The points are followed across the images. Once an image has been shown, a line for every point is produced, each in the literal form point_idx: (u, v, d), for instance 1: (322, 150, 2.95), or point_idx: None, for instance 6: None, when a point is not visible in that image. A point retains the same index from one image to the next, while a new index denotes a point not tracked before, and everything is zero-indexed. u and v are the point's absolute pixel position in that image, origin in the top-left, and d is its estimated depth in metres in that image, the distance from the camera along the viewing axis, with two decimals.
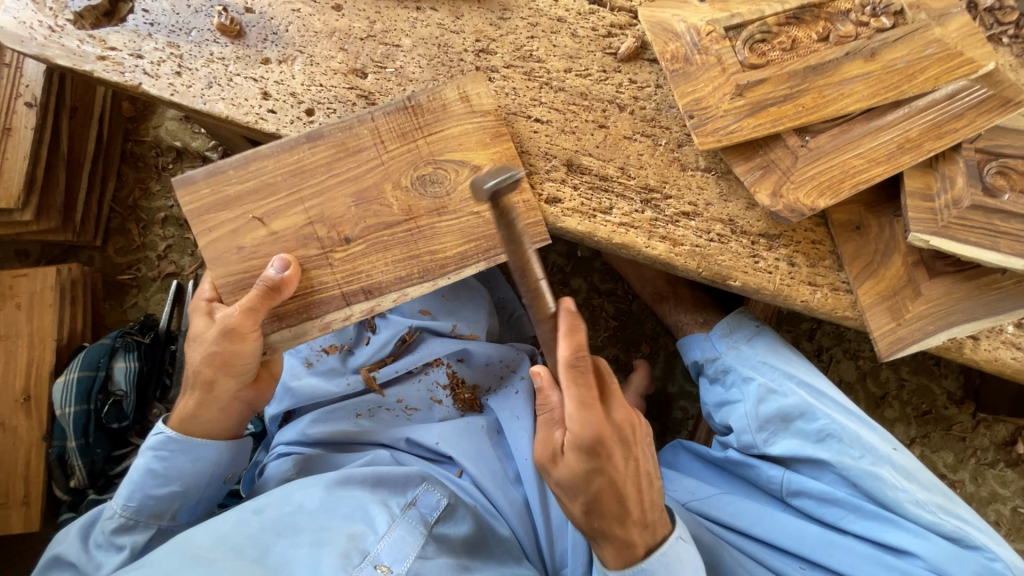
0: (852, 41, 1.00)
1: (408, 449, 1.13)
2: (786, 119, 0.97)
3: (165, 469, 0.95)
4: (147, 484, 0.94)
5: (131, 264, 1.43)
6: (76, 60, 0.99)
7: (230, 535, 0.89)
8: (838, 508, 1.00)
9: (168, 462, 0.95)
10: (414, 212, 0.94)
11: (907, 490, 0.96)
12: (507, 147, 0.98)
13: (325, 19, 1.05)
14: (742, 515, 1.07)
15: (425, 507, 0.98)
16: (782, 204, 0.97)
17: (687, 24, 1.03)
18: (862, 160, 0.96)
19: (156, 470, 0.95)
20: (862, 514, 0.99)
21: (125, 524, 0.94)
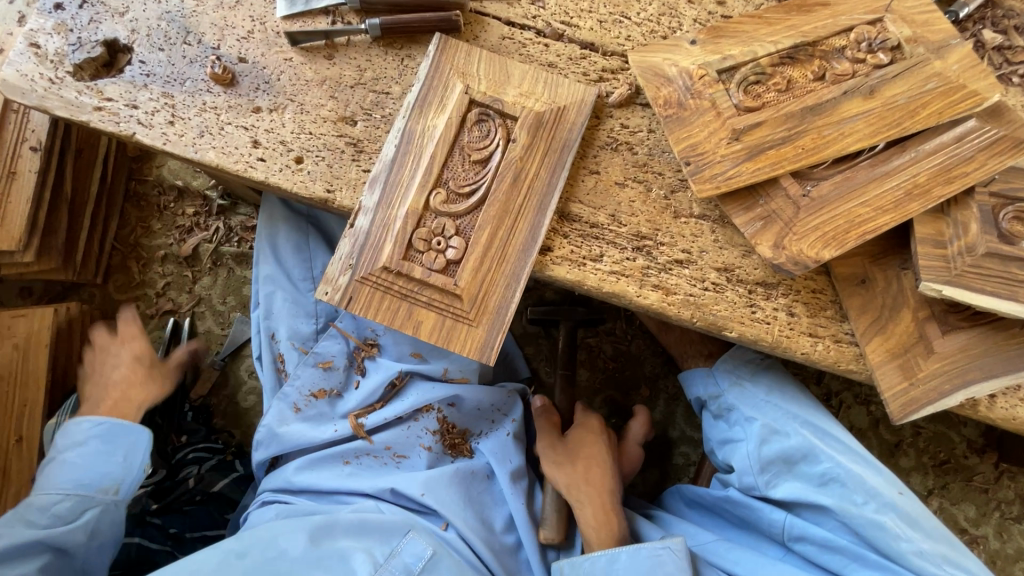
0: (849, 80, 0.96)
1: (393, 498, 1.10)
2: (785, 162, 0.94)
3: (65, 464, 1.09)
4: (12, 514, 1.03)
5: (130, 302, 1.45)
6: (74, 111, 1.02)
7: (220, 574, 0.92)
8: (840, 556, 1.00)
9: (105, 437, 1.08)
10: (394, 261, 0.95)
11: (911, 540, 0.96)
12: (501, 207, 0.97)
13: (315, 68, 1.06)
14: (741, 563, 1.06)
15: (407, 558, 0.99)
16: (786, 256, 0.93)
17: (678, 68, 1.01)
18: (867, 208, 0.93)
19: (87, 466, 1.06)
20: (864, 562, 0.99)
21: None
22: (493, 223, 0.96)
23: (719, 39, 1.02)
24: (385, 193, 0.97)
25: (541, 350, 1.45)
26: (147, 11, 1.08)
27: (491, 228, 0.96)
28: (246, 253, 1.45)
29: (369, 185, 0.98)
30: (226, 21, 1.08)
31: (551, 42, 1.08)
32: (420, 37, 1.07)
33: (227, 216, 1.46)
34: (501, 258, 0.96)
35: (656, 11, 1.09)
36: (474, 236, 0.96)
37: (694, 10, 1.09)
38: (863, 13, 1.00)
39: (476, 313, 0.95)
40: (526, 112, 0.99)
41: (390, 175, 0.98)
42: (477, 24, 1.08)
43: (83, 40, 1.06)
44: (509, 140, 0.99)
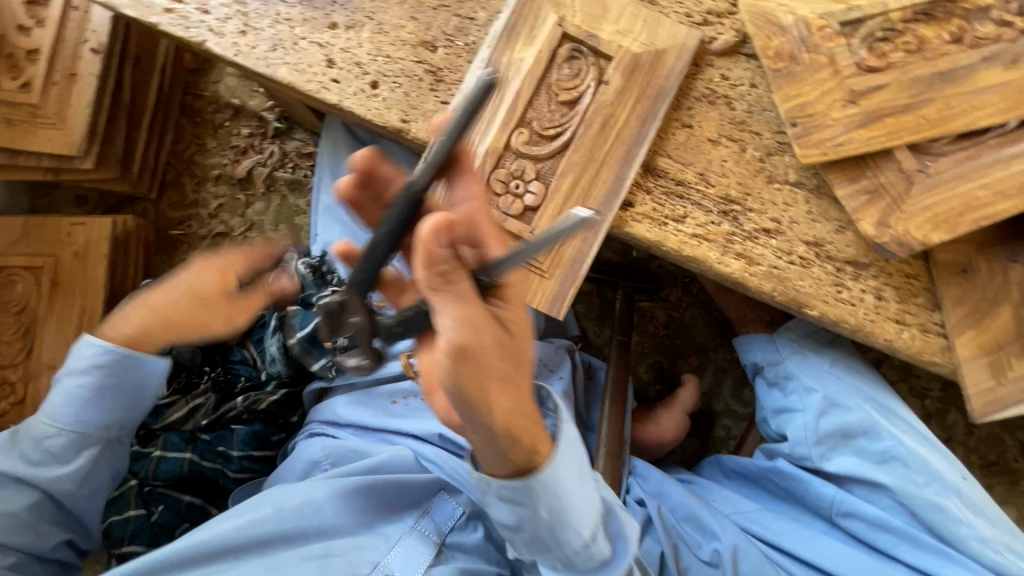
0: (990, 45, 0.86)
1: (440, 443, 1.09)
2: (903, 133, 0.86)
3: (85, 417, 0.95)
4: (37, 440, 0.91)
5: (182, 220, 1.44)
6: (143, 11, 0.97)
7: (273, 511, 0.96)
8: (892, 536, 1.00)
9: (83, 393, 0.91)
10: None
11: (970, 524, 0.96)
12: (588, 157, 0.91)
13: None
14: (785, 535, 1.07)
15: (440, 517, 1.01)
16: (889, 236, 0.86)
17: (795, 16, 0.91)
18: (988, 191, 0.85)
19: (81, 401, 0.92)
20: (917, 544, 0.98)
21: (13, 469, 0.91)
22: (574, 169, 0.91)
23: None
24: (463, 129, 0.93)
25: (591, 309, 1.42)
26: None
27: (573, 176, 0.91)
28: (300, 180, 1.42)
29: None
30: None
31: None
32: None
33: (282, 140, 1.42)
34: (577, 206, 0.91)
35: None
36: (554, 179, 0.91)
37: None
38: None
39: (550, 262, 0.92)
40: (622, 52, 0.91)
41: (469, 106, 0.93)
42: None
43: None
44: (601, 81, 0.92)
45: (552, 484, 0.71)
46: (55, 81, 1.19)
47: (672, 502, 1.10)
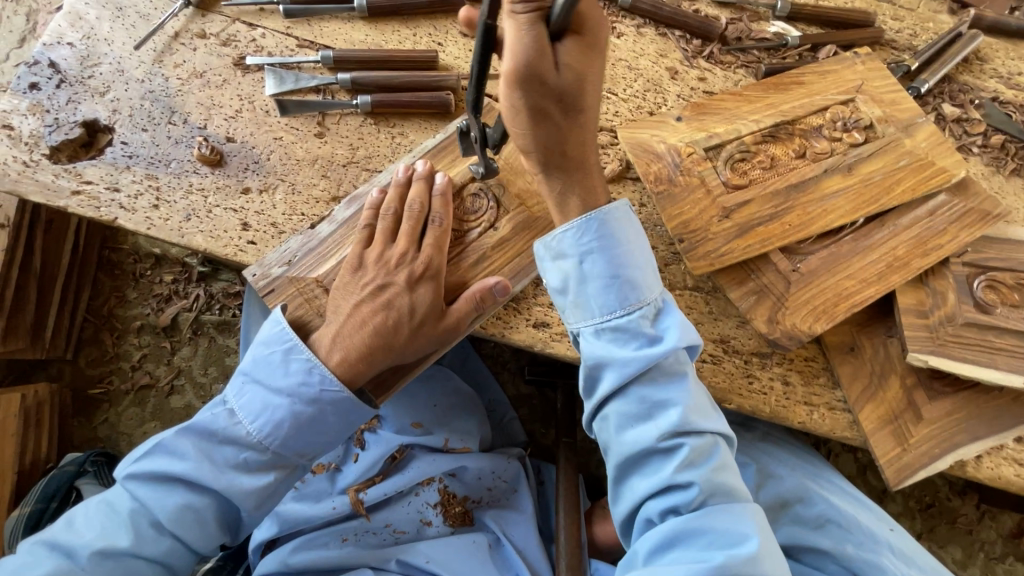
0: (828, 158, 1.01)
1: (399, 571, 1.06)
2: (774, 239, 0.97)
3: (295, 406, 0.86)
4: (284, 418, 0.85)
5: (103, 378, 1.38)
6: (50, 195, 0.97)
7: (230, 521, 0.89)
8: None
9: (308, 422, 0.87)
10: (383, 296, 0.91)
11: None
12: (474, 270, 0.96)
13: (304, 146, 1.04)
14: None
15: None
16: (780, 331, 0.95)
17: (667, 145, 1.04)
18: (853, 280, 0.97)
19: (263, 379, 0.87)
20: None
21: (265, 455, 0.86)
22: (431, 301, 0.91)
23: (702, 117, 1.06)
24: (358, 212, 0.99)
25: (535, 410, 1.45)
26: (130, 90, 1.05)
27: (426, 313, 0.91)
28: (229, 321, 1.40)
29: (348, 200, 1.00)
30: (214, 100, 1.05)
31: None
32: (411, 113, 1.06)
33: (207, 283, 1.41)
34: (394, 328, 0.90)
35: (642, 88, 1.13)
36: (385, 308, 0.91)
37: (677, 86, 1.13)
38: (836, 93, 1.07)
39: (350, 380, 0.88)
40: (521, 210, 0.98)
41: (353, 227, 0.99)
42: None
43: (60, 121, 1.02)
44: (494, 225, 0.98)
45: (615, 242, 0.82)
46: None
47: None
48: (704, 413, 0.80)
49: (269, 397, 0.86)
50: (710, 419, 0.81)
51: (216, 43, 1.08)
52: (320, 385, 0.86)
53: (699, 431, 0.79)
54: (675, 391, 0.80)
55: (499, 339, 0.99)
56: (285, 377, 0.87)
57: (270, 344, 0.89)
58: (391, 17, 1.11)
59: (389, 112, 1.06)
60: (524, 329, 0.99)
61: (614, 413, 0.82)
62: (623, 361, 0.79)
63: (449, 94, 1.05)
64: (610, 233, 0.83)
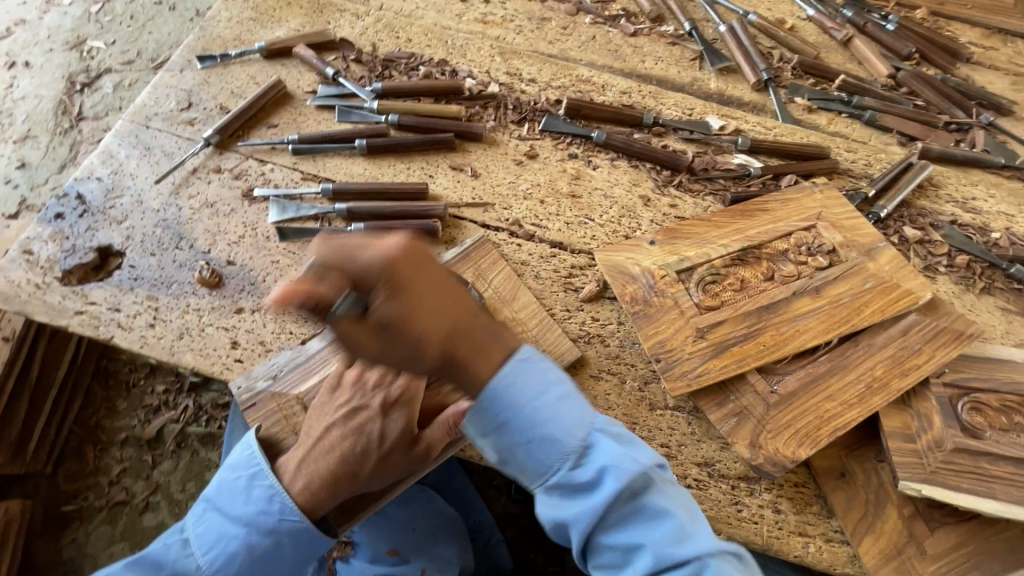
0: (795, 280, 1.05)
1: None
2: (749, 360, 0.99)
3: (252, 539, 0.85)
4: (238, 551, 0.84)
5: (79, 493, 1.35)
6: (55, 315, 1.04)
7: None
8: None
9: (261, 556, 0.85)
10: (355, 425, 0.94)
11: None
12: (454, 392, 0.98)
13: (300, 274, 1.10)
14: None
15: None
16: (763, 456, 0.93)
17: (641, 267, 1.10)
18: (834, 402, 0.96)
19: (225, 506, 0.87)
20: None
21: None
22: (403, 427, 0.93)
23: (674, 241, 1.13)
24: None
25: (523, 532, 1.37)
26: (145, 218, 1.14)
27: (395, 441, 0.92)
28: (214, 432, 1.40)
29: None
30: (220, 227, 1.15)
31: (523, 242, 1.17)
32: None
33: (197, 393, 1.42)
34: (361, 456, 0.91)
35: (617, 213, 1.21)
36: (355, 433, 0.93)
37: (650, 212, 1.22)
38: (798, 219, 1.14)
39: (311, 510, 0.87)
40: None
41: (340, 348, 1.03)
42: (460, 151, 1.26)
43: (77, 247, 1.10)
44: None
45: (535, 386, 0.81)
46: None
47: None
48: (680, 537, 0.74)
49: (224, 528, 0.86)
50: (689, 540, 0.75)
51: (229, 177, 1.20)
52: (281, 515, 0.86)
53: (680, 564, 0.73)
54: (639, 531, 0.75)
55: (478, 461, 0.97)
56: (245, 505, 0.87)
57: (238, 469, 0.89)
58: (388, 153, 1.24)
59: None
60: None
61: (601, 565, 0.79)
62: (575, 517, 0.76)
63: (435, 221, 1.15)
64: (523, 384, 0.80)
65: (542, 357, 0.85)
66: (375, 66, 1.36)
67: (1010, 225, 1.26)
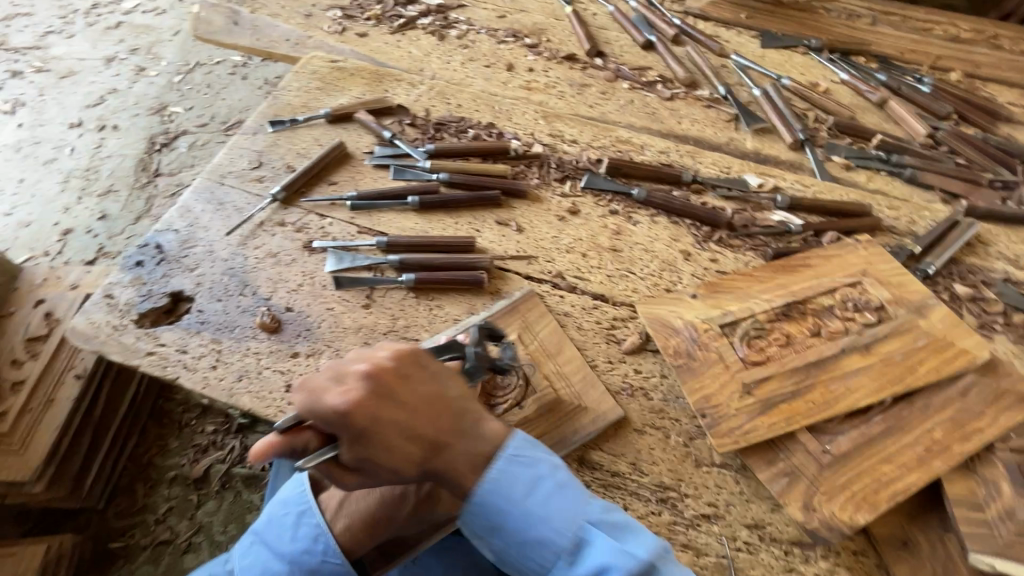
0: (843, 337, 1.04)
1: None
2: (798, 417, 0.97)
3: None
4: None
5: (126, 529, 1.38)
6: (129, 355, 1.11)
7: None
8: None
9: None
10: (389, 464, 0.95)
11: None
12: None
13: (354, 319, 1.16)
14: None
15: None
16: (818, 519, 0.89)
17: (684, 320, 1.11)
18: (891, 465, 0.93)
19: (271, 541, 0.91)
20: None
21: None
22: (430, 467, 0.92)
23: (716, 295, 1.14)
24: None
25: None
26: (214, 267, 1.23)
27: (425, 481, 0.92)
28: (258, 474, 1.44)
29: None
30: (281, 275, 1.23)
31: (566, 293, 1.20)
32: (450, 289, 1.20)
33: (244, 435, 1.49)
34: (399, 500, 0.92)
35: (658, 267, 1.24)
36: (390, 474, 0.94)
37: (690, 266, 1.24)
38: (842, 275, 1.14)
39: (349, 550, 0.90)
40: (548, 390, 1.05)
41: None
42: (506, 207, 1.33)
43: (152, 291, 1.19)
44: (519, 403, 1.03)
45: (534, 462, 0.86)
46: (28, 410, 1.25)
47: None
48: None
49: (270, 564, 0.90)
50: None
51: (292, 229, 1.29)
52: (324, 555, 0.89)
53: None
54: None
55: None
56: (289, 545, 0.90)
57: (286, 505, 0.93)
58: (437, 209, 1.31)
59: (429, 287, 1.19)
60: None
61: None
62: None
63: (482, 273, 1.20)
64: (523, 456, 0.87)
65: (531, 446, 0.88)
66: (427, 129, 1.47)
67: None
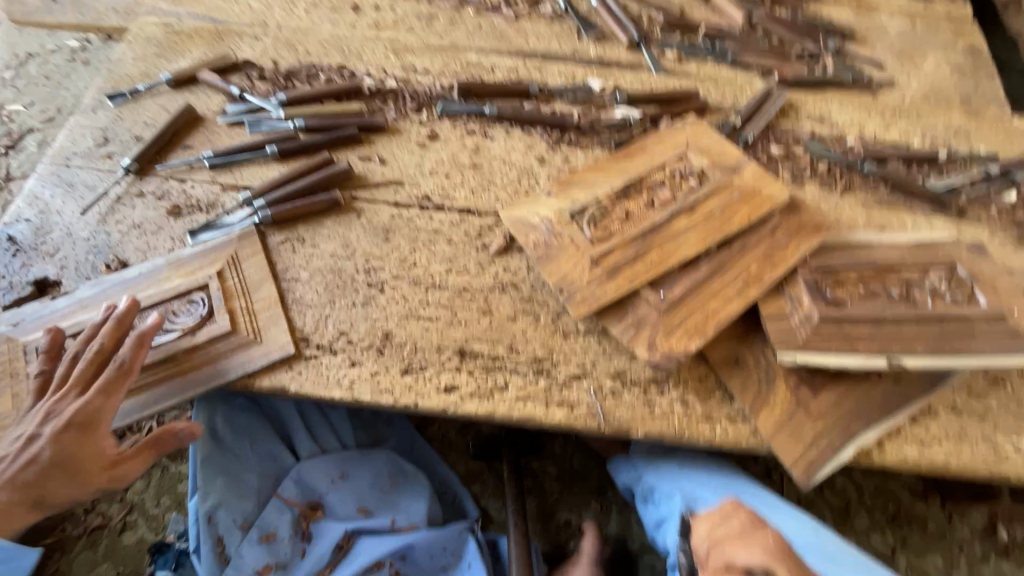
0: (673, 203, 1.19)
1: None
2: (639, 277, 1.11)
3: None
4: None
5: (57, 525, 1.40)
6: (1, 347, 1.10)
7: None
8: None
9: None
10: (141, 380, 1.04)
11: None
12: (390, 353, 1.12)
13: (193, 258, 1.17)
14: None
15: None
16: (660, 354, 1.05)
17: (540, 216, 1.22)
18: (716, 300, 1.09)
19: None
20: None
21: None
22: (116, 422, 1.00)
23: (567, 189, 1.26)
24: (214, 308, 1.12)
25: (487, 485, 1.47)
26: (77, 248, 1.22)
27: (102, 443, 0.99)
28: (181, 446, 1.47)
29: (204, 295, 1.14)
30: (149, 244, 1.23)
31: (434, 213, 1.28)
32: (313, 214, 1.26)
33: None
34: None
35: (517, 176, 1.34)
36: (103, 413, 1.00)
37: (546, 170, 1.34)
38: (671, 152, 1.28)
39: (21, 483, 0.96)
40: (424, 300, 1.17)
41: (157, 356, 1.07)
42: (367, 143, 1.37)
43: (16, 283, 1.18)
44: (398, 314, 1.15)
45: None
46: None
47: None
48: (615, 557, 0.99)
49: None
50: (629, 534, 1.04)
51: (153, 199, 1.28)
52: None
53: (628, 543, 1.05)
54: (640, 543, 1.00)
55: (413, 408, 1.07)
56: None
57: None
58: (299, 155, 1.34)
59: (291, 217, 1.25)
60: (438, 393, 1.08)
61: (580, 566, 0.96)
62: None
63: (335, 192, 1.27)
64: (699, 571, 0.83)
65: None
66: (278, 80, 1.46)
67: (862, 131, 1.43)
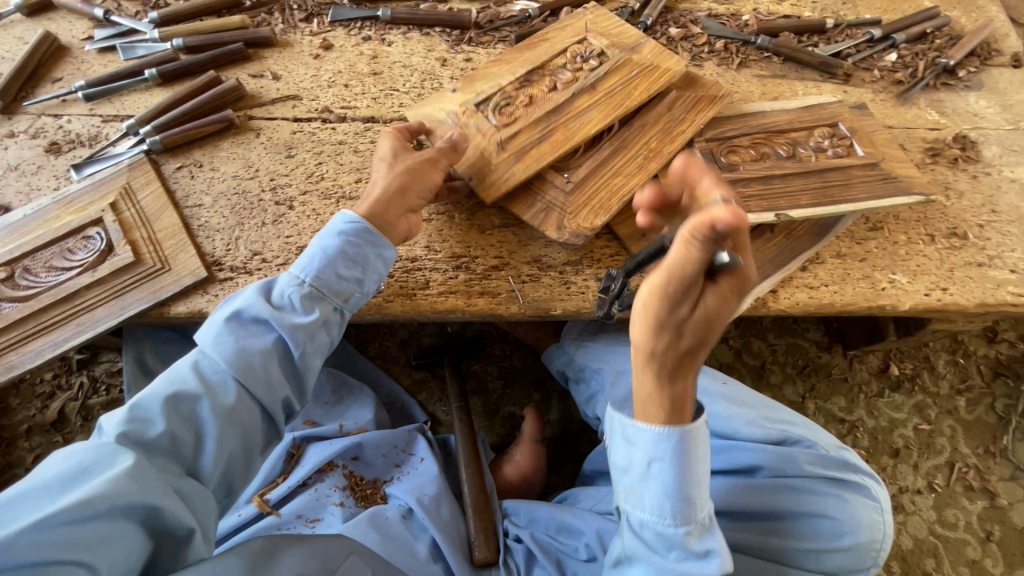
0: (573, 87, 1.20)
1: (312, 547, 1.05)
2: (544, 162, 1.13)
3: None
4: None
5: None
6: None
7: None
8: None
9: None
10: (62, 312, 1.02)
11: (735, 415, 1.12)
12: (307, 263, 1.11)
13: (82, 194, 1.12)
14: None
15: None
16: (569, 232, 1.09)
17: (444, 114, 1.20)
18: (620, 177, 1.13)
19: None
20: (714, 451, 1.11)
21: None
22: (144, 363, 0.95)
23: (469, 85, 1.24)
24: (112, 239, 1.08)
25: (433, 393, 1.53)
26: None
27: None
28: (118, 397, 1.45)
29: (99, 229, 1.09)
30: (31, 186, 1.15)
31: (337, 124, 1.24)
32: (208, 137, 1.20)
33: (89, 368, 1.46)
34: None
35: (419, 79, 1.30)
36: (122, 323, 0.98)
37: (448, 70, 1.32)
38: (570, 38, 1.27)
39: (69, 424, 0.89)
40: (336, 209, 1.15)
41: (60, 296, 1.03)
42: (257, 59, 1.30)
43: None
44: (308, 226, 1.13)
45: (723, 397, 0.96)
46: None
47: (543, 521, 1.17)
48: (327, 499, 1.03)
49: None
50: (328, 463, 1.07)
51: (26, 138, 1.19)
52: None
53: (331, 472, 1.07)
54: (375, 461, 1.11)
55: None
56: None
57: None
58: (183, 77, 1.26)
59: (183, 142, 1.18)
60: None
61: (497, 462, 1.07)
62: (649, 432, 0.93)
63: (228, 110, 1.20)
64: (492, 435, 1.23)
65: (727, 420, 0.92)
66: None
67: (756, 7, 1.45)
